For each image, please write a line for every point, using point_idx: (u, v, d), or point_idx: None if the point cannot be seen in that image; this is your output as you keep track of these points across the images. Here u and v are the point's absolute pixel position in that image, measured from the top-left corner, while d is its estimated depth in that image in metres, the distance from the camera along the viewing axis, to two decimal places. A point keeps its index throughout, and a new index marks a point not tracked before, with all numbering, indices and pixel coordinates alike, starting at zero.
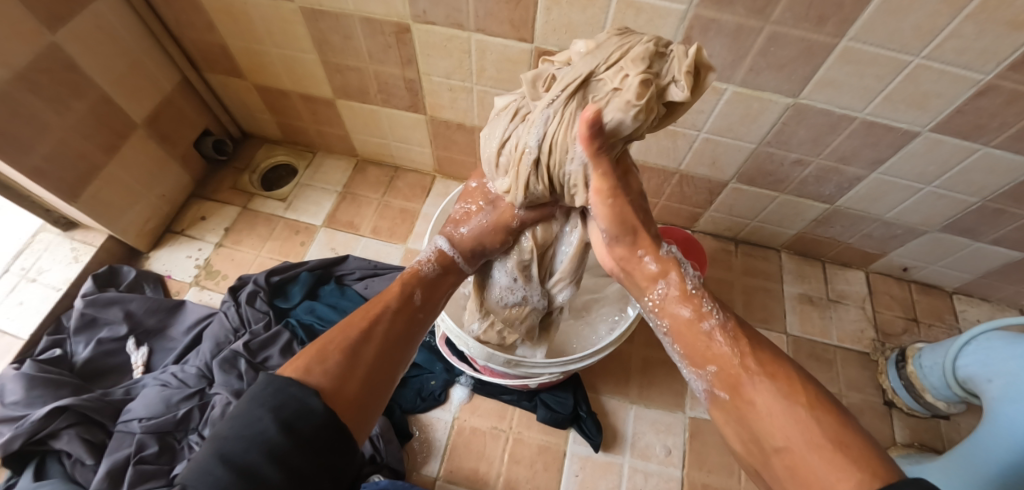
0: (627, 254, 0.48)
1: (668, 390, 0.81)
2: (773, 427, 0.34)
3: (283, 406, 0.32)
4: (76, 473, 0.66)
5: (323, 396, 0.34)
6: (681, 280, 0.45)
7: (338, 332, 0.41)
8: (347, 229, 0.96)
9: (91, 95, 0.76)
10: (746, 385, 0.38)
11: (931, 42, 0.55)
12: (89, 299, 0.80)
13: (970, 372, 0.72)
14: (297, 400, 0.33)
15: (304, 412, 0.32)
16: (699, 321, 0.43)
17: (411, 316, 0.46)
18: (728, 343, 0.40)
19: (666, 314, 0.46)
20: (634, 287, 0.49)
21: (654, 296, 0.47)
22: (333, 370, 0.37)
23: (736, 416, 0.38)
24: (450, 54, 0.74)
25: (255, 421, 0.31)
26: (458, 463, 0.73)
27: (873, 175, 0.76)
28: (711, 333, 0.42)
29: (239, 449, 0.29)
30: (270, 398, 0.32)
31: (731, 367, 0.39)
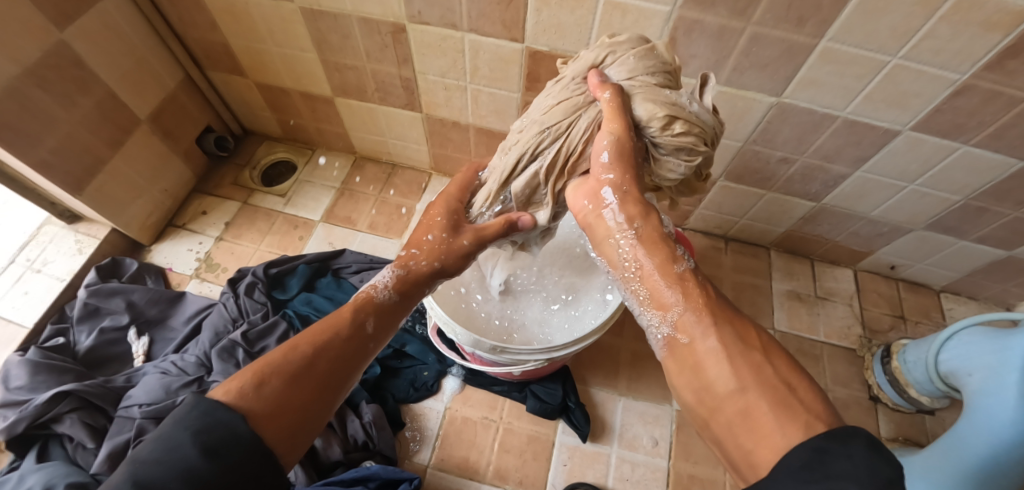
0: (633, 211, 0.44)
1: (656, 382, 0.82)
2: (727, 370, 0.34)
3: (205, 431, 0.31)
4: (77, 456, 0.68)
5: (250, 420, 0.34)
6: (654, 228, 0.43)
7: (281, 355, 0.39)
8: (345, 225, 0.99)
9: (97, 91, 0.79)
10: (706, 335, 0.37)
11: (907, 43, 0.57)
12: (92, 289, 0.82)
13: (952, 367, 0.73)
14: (222, 424, 0.32)
15: (228, 437, 0.31)
16: (671, 268, 0.41)
17: (363, 345, 0.44)
18: (697, 293, 0.39)
19: (637, 260, 0.43)
20: (596, 226, 0.46)
21: (623, 235, 0.44)
22: (267, 395, 0.35)
23: (690, 363, 0.37)
24: (444, 53, 0.76)
25: (177, 445, 0.30)
26: (449, 451, 0.75)
27: (857, 173, 0.78)
28: (680, 276, 0.40)
29: (158, 474, 0.28)
30: (195, 421, 0.32)
31: (693, 314, 0.38)
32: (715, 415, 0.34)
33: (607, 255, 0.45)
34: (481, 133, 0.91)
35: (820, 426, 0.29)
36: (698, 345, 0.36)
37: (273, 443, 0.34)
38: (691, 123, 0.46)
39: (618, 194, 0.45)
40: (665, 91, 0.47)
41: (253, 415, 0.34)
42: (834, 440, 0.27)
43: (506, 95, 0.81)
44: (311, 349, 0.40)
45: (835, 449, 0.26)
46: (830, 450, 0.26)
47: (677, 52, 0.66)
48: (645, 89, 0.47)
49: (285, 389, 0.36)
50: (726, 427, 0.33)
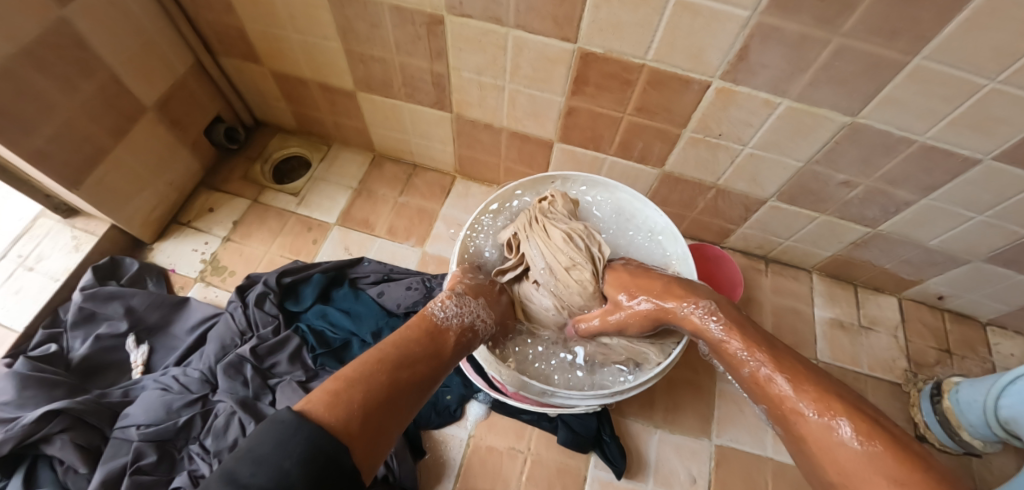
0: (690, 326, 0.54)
1: (694, 413, 0.77)
2: (823, 457, 0.41)
3: (310, 458, 0.33)
4: (68, 480, 0.63)
5: (349, 446, 0.37)
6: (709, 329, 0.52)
7: (374, 372, 0.44)
8: (361, 228, 0.92)
9: (100, 75, 0.71)
10: (798, 421, 0.44)
11: (1010, 66, 0.51)
12: (88, 293, 0.76)
13: (1013, 414, 0.68)
14: (327, 452, 0.34)
15: (330, 462, 0.34)
16: (744, 360, 0.49)
17: (436, 367, 0.49)
18: (773, 388, 0.46)
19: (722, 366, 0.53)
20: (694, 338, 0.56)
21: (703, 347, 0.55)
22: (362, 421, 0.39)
23: (805, 448, 0.43)
24: (483, 49, 0.69)
25: (283, 463, 0.32)
26: (474, 484, 0.70)
27: (923, 200, 0.72)
28: (750, 371, 0.48)
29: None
30: (304, 444, 0.34)
31: (786, 410, 0.45)
32: None
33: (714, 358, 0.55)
34: (514, 137, 0.85)
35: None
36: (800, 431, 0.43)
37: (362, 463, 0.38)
38: (573, 235, 0.63)
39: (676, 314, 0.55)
40: (552, 235, 0.63)
41: (354, 441, 0.38)
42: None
43: (547, 98, 0.74)
44: (398, 374, 0.45)
45: None
46: None
47: (748, 62, 0.59)
48: (553, 256, 0.62)
49: (377, 415, 0.41)
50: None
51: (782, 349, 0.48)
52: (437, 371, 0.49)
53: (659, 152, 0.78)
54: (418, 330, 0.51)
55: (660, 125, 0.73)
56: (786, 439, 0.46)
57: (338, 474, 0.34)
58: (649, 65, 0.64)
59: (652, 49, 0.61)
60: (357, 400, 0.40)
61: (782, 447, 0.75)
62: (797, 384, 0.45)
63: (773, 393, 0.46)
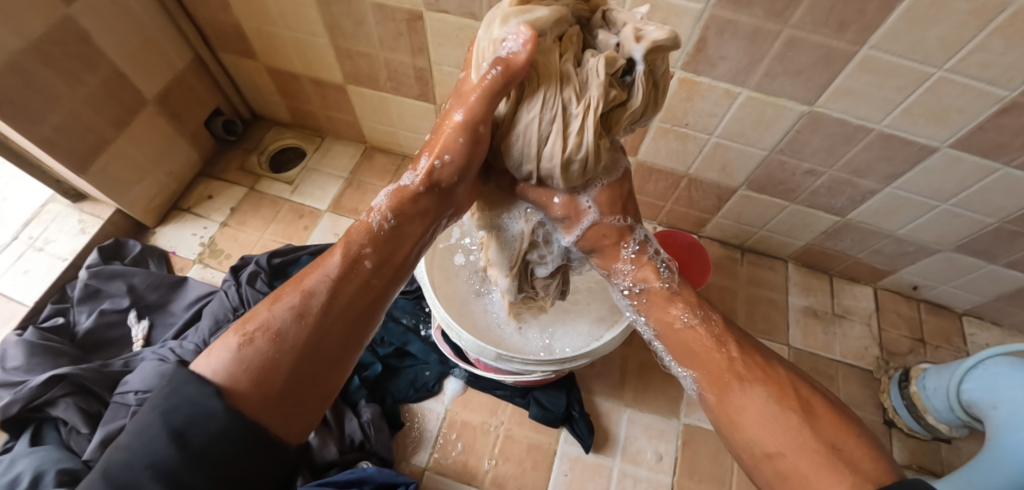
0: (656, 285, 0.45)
1: (664, 395, 0.80)
2: (733, 426, 0.37)
3: (175, 412, 0.28)
4: (70, 441, 0.68)
5: (227, 395, 0.29)
6: (654, 274, 0.45)
7: (269, 310, 0.34)
8: (351, 216, 0.96)
9: (104, 70, 0.77)
10: (731, 391, 0.38)
11: (954, 55, 0.53)
12: (93, 271, 0.81)
13: (975, 397, 0.70)
14: (190, 402, 0.28)
15: (198, 416, 0.28)
16: (676, 316, 0.43)
17: (361, 284, 0.36)
18: (732, 347, 0.40)
19: (677, 313, 0.43)
20: (653, 304, 0.45)
21: (681, 318, 0.43)
22: (248, 360, 0.31)
23: (728, 419, 0.38)
24: (461, 44, 0.73)
25: (148, 429, 0.28)
26: (449, 455, 0.73)
27: (887, 189, 0.74)
28: (690, 329, 0.42)
29: (123, 464, 0.27)
30: (164, 402, 0.29)
31: (726, 375, 0.39)
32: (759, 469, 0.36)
33: (671, 339, 0.43)
34: None
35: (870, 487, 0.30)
36: (728, 407, 0.38)
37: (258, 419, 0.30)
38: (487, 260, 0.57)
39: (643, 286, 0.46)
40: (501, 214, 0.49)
41: (232, 387, 0.30)
42: None
43: None
44: (298, 298, 0.34)
45: None
46: None
47: (706, 53, 0.63)
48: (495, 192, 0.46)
49: (266, 349, 0.32)
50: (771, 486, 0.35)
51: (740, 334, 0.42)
52: (356, 293, 0.36)
53: (631, 141, 0.82)
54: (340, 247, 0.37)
55: None
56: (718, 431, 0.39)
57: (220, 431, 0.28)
58: None
59: None
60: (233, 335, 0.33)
61: None
62: (743, 352, 0.39)
63: (689, 359, 0.41)
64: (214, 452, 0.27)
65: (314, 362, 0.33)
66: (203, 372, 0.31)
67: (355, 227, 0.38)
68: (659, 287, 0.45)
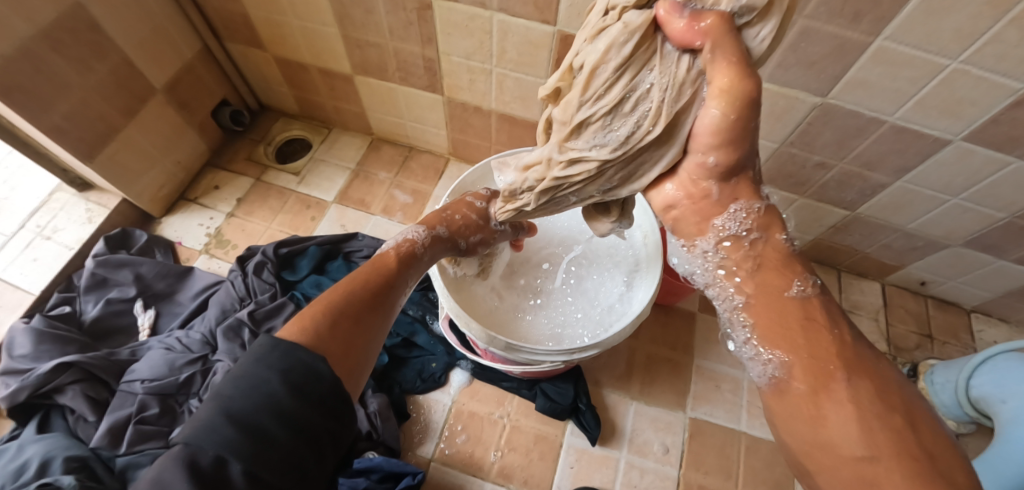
0: (775, 255, 0.37)
1: (671, 388, 0.80)
2: (832, 423, 0.30)
3: (290, 370, 0.33)
4: (77, 429, 0.68)
5: (328, 361, 0.36)
6: (779, 243, 0.37)
7: (340, 298, 0.42)
8: (358, 207, 0.96)
9: (113, 58, 0.77)
10: (834, 382, 0.31)
11: (970, 46, 0.53)
12: (100, 260, 0.81)
13: (983, 392, 0.69)
14: (304, 363, 0.34)
15: (310, 375, 0.34)
16: (788, 284, 0.35)
17: (400, 281, 0.50)
18: (833, 328, 0.33)
19: (795, 283, 0.35)
20: (766, 269, 0.36)
21: (798, 287, 0.35)
22: (338, 336, 0.39)
23: (807, 412, 0.32)
24: (471, 34, 0.73)
25: (263, 381, 0.32)
26: (455, 445, 0.73)
27: (897, 183, 0.74)
28: (796, 299, 0.35)
29: (247, 409, 0.31)
30: (277, 361, 0.34)
31: (822, 356, 0.32)
32: (828, 475, 0.30)
33: (767, 313, 0.35)
34: (503, 120, 0.88)
35: None
36: (822, 397, 0.31)
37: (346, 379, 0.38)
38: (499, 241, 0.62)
39: (749, 238, 0.37)
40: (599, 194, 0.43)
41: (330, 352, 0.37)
42: None
43: (532, 81, 0.77)
44: (362, 292, 0.45)
45: None
46: None
47: None
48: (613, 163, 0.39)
49: (351, 327, 0.40)
50: None
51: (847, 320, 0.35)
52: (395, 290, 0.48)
53: None
54: (378, 262, 0.50)
55: None
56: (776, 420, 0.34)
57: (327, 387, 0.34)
58: None
59: None
60: (319, 312, 0.40)
61: (756, 423, 0.77)
62: (852, 339, 0.33)
63: (784, 336, 0.34)
64: (326, 403, 0.33)
65: (376, 339, 0.43)
66: (291, 338, 0.37)
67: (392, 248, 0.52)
68: (778, 241, 0.37)
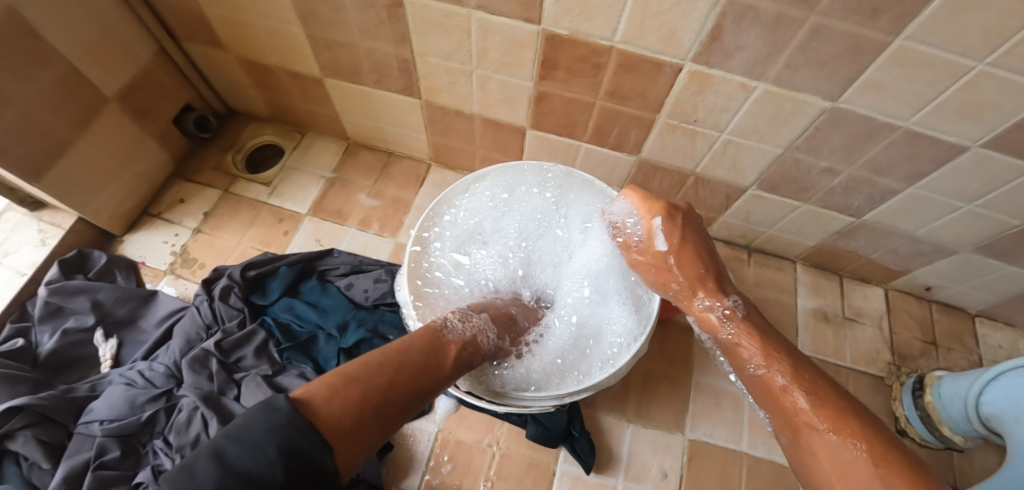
0: (736, 331, 0.55)
1: (668, 407, 0.76)
2: (829, 474, 0.43)
3: (285, 431, 0.35)
4: (32, 476, 0.63)
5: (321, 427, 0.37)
6: (732, 313, 0.56)
7: (363, 365, 0.44)
8: (334, 219, 0.90)
9: (55, 66, 0.69)
10: (808, 435, 0.45)
11: (998, 48, 0.47)
12: (53, 287, 0.75)
13: (996, 410, 0.66)
14: (297, 430, 0.35)
15: (306, 439, 0.35)
16: (750, 365, 0.52)
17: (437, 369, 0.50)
18: (804, 381, 0.48)
19: (763, 367, 0.51)
20: (729, 352, 0.55)
21: (750, 366, 0.52)
22: (343, 404, 0.40)
23: (829, 468, 0.43)
24: (448, 33, 0.66)
25: (262, 445, 0.33)
26: (441, 476, 0.69)
27: (909, 189, 0.69)
28: (760, 373, 0.51)
29: (242, 457, 0.33)
30: (280, 421, 0.35)
31: (810, 418, 0.46)
32: None
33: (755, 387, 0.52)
34: (487, 124, 0.82)
35: None
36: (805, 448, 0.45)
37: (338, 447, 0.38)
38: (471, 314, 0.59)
39: (715, 313, 0.57)
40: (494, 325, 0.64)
41: (334, 424, 0.38)
42: None
43: (517, 83, 0.71)
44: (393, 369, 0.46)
45: None
46: None
47: (722, 43, 0.56)
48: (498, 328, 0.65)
49: (356, 410, 0.40)
50: None
51: (814, 375, 0.49)
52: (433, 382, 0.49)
53: (635, 138, 0.76)
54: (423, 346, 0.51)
55: (634, 111, 0.70)
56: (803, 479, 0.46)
57: (310, 451, 0.35)
58: (619, 47, 0.61)
59: (621, 31, 0.58)
60: (351, 399, 0.41)
61: (757, 442, 0.74)
62: (812, 397, 0.47)
63: (778, 412, 0.49)
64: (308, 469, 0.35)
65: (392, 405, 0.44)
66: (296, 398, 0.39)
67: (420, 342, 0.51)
68: (714, 316, 0.57)
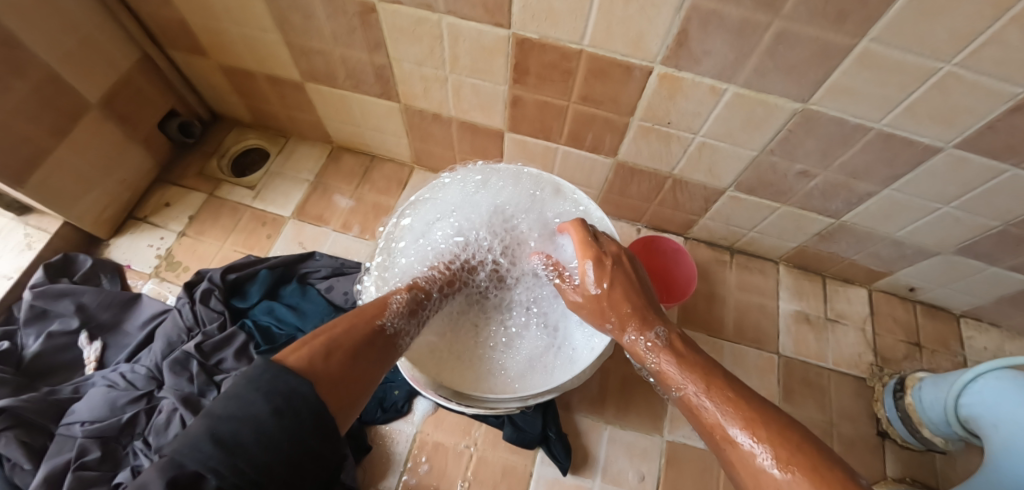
0: (661, 354, 0.52)
1: (646, 411, 0.76)
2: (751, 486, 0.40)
3: (275, 393, 0.34)
4: (14, 476, 0.64)
5: (317, 386, 0.37)
6: (652, 341, 0.53)
7: (344, 332, 0.46)
8: (317, 223, 0.91)
9: (34, 74, 0.70)
10: (729, 448, 0.43)
11: (965, 49, 0.47)
12: (38, 291, 0.76)
13: (974, 413, 0.66)
14: (289, 387, 0.35)
15: (293, 394, 0.35)
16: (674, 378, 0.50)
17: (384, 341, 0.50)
18: (722, 393, 0.45)
19: (682, 387, 0.48)
20: (658, 377, 0.52)
21: (676, 387, 0.49)
22: (335, 364, 0.41)
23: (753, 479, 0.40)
24: (420, 39, 0.66)
25: (249, 403, 0.33)
26: (418, 477, 0.70)
27: (884, 191, 0.69)
28: (682, 394, 0.48)
29: (229, 429, 0.31)
30: (265, 383, 0.34)
31: (732, 431, 0.43)
32: None
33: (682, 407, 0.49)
34: (464, 128, 0.82)
35: None
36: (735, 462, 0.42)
37: (331, 400, 0.38)
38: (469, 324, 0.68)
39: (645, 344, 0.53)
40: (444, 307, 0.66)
41: (320, 379, 0.38)
42: None
43: (491, 88, 0.72)
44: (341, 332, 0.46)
45: None
46: None
47: (688, 48, 0.56)
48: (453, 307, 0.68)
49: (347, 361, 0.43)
50: None
51: (734, 385, 0.47)
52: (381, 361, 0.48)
53: (610, 142, 0.76)
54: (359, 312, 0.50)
55: (607, 115, 0.70)
56: None
57: (312, 412, 0.35)
58: (588, 52, 0.61)
59: (588, 35, 0.58)
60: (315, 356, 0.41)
61: None
62: (732, 406, 0.44)
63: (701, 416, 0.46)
64: (300, 439, 0.33)
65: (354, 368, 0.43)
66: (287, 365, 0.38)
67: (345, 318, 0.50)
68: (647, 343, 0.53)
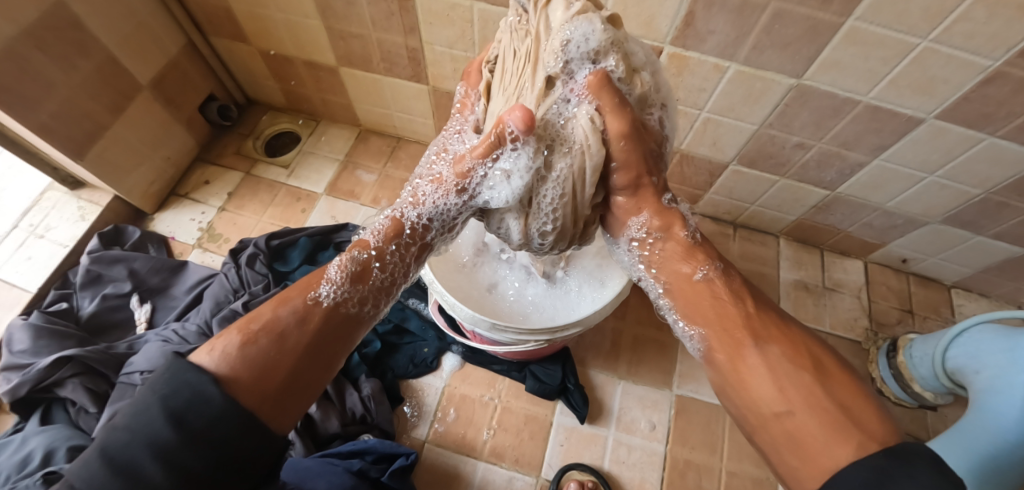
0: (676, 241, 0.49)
1: (657, 367, 0.82)
2: (755, 382, 0.38)
3: (174, 395, 0.31)
4: (79, 420, 0.70)
5: (225, 384, 0.33)
6: (681, 236, 0.49)
7: (274, 309, 0.40)
8: (348, 198, 0.97)
9: (96, 56, 0.77)
10: (739, 351, 0.40)
11: (939, 25, 0.54)
12: (94, 256, 0.82)
13: (960, 363, 0.72)
14: (189, 388, 0.31)
15: (195, 399, 0.31)
16: (693, 271, 0.46)
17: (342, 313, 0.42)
18: (729, 283, 0.45)
19: (705, 274, 0.46)
20: (670, 261, 0.48)
21: (698, 273, 0.46)
22: (253, 356, 0.36)
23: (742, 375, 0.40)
24: (452, 23, 0.73)
25: (144, 410, 0.30)
26: (447, 424, 0.76)
27: (875, 162, 0.75)
28: (705, 283, 0.45)
29: (121, 444, 0.29)
30: (162, 386, 0.32)
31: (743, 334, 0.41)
32: (767, 425, 0.37)
33: (690, 304, 0.46)
34: None
35: (875, 445, 0.31)
36: (739, 365, 0.40)
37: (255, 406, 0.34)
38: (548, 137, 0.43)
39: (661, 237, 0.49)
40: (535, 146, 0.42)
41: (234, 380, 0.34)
42: (895, 458, 0.28)
43: None
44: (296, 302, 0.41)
45: (894, 467, 0.27)
46: (890, 469, 0.27)
47: (695, 28, 0.63)
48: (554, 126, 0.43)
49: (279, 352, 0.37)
50: (772, 443, 0.37)
51: (752, 291, 0.45)
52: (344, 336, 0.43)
53: None
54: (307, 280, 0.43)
55: None
56: (731, 402, 0.41)
57: (213, 418, 0.31)
58: None
59: None
60: (249, 356, 0.36)
61: None
62: (757, 307, 0.43)
63: (702, 315, 0.45)
64: (210, 435, 0.30)
65: (315, 356, 0.40)
66: (204, 363, 0.35)
67: (315, 279, 0.43)
68: (681, 237, 0.49)
